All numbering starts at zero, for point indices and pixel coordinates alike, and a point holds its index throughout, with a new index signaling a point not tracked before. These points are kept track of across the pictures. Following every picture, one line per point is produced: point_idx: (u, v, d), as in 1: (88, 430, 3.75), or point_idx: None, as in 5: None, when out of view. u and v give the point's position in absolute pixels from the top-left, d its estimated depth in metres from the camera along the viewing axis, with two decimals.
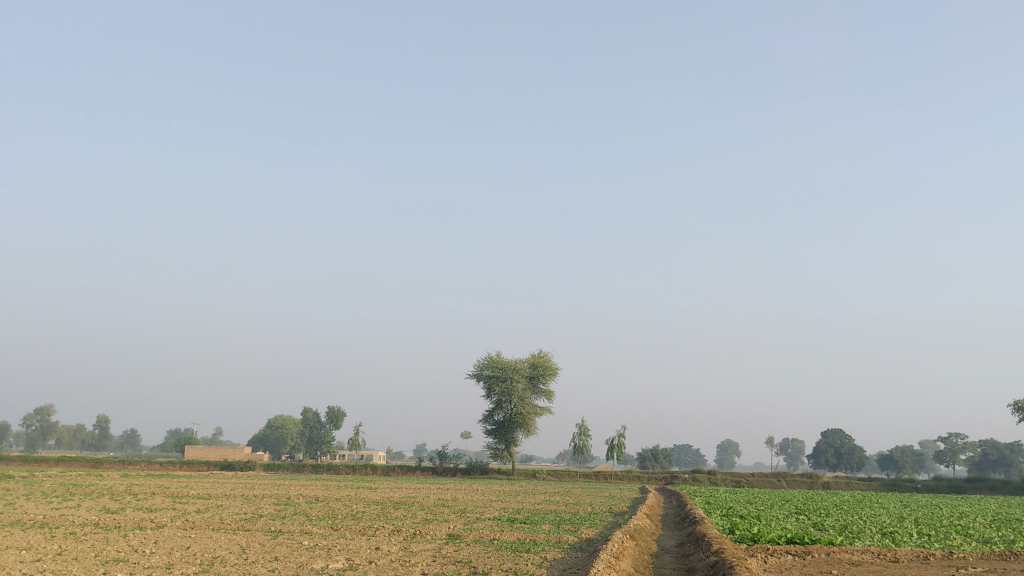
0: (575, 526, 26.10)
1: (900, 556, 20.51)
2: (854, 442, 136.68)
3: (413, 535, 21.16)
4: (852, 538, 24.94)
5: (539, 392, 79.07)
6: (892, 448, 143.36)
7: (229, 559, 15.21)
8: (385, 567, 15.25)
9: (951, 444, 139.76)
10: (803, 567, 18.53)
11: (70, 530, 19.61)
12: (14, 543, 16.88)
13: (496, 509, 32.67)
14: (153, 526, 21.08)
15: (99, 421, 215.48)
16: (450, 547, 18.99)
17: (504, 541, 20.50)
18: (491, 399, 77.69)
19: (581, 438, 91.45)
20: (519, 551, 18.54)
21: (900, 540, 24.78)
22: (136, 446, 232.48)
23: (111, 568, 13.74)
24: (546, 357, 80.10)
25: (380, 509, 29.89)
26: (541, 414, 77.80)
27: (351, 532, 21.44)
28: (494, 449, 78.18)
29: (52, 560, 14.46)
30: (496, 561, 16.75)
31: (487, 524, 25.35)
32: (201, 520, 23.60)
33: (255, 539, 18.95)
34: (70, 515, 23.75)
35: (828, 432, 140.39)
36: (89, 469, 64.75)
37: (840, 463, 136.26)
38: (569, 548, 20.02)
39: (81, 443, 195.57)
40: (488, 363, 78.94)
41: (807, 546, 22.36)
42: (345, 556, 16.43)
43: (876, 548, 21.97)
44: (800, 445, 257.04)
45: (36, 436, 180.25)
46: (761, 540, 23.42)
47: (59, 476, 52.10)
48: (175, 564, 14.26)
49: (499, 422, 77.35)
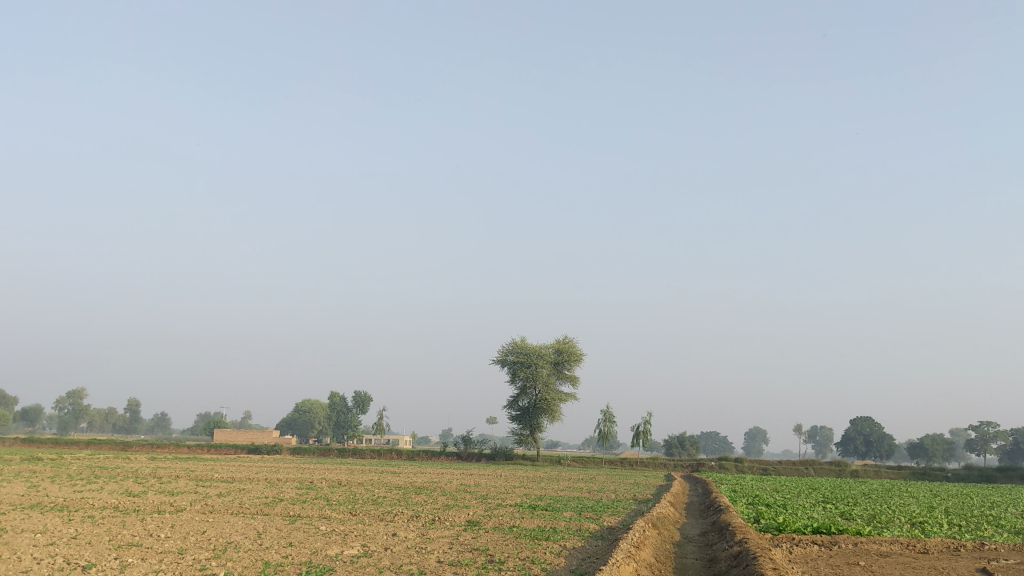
0: (597, 514, 25.67)
1: (930, 548, 19.98)
2: (883, 430, 135.41)
3: (432, 522, 20.88)
4: (880, 527, 24.41)
5: (563, 377, 78.71)
6: (922, 436, 141.47)
7: (241, 546, 14.98)
8: (400, 554, 14.98)
9: (982, 433, 137.72)
10: (830, 557, 18.16)
11: (86, 513, 19.64)
12: (29, 526, 16.85)
13: (518, 497, 32.34)
14: (172, 510, 21.05)
15: (129, 405, 219.22)
16: (468, 534, 18.70)
17: (523, 528, 20.18)
18: (515, 384, 77.49)
19: (607, 424, 91.19)
20: (537, 539, 18.25)
21: (929, 531, 24.20)
22: (167, 430, 235.28)
23: (123, 553, 13.58)
24: (571, 343, 79.66)
25: (401, 494, 29.81)
26: (566, 401, 77.41)
27: (369, 518, 21.28)
28: (518, 435, 77.96)
29: (65, 544, 14.39)
30: (514, 549, 16.46)
31: (509, 511, 25.12)
32: (221, 504, 23.45)
33: (273, 525, 18.82)
34: (89, 498, 23.68)
35: (856, 419, 139.14)
36: (119, 452, 65.35)
37: (869, 451, 134.90)
38: (589, 536, 19.72)
39: (113, 426, 198.31)
40: (512, 349, 78.73)
41: (834, 535, 21.91)
42: (360, 542, 16.20)
43: (905, 538, 21.47)
44: (828, 432, 254.71)
45: (68, 419, 183.41)
46: (786, 530, 22.88)
47: (84, 459, 52.53)
48: (188, 550, 14.11)
49: (524, 408, 77.15)
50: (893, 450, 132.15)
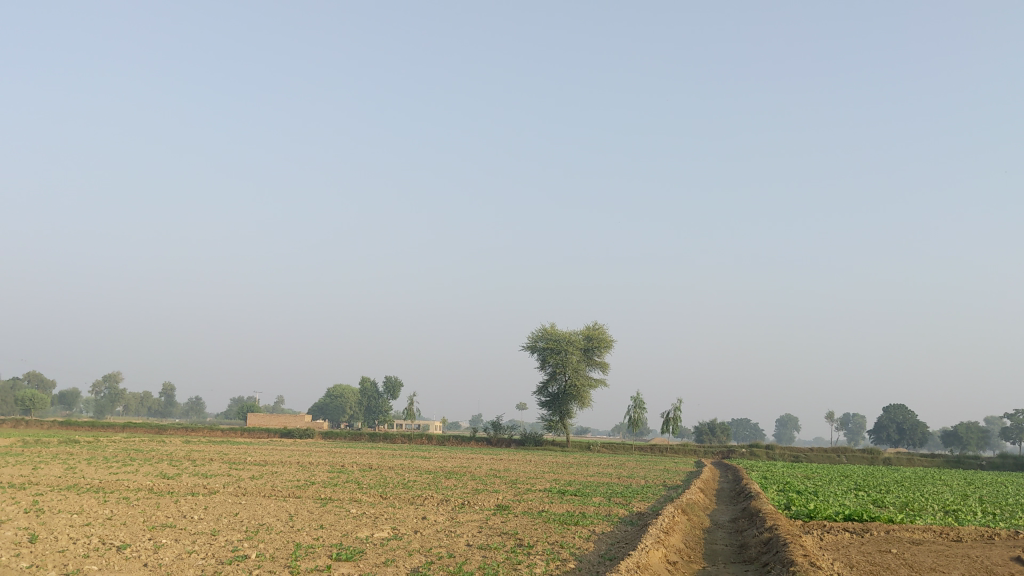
0: (627, 500, 25.67)
1: (963, 536, 19.76)
2: (917, 418, 133.83)
3: (461, 506, 20.98)
4: (913, 516, 24.15)
5: (594, 364, 78.58)
6: (956, 424, 139.80)
7: (273, 528, 15.15)
8: (429, 538, 15.08)
9: (1018, 422, 136.00)
10: (861, 544, 18.00)
11: (123, 494, 20.02)
12: (66, 507, 17.18)
13: (548, 481, 32.38)
14: (206, 492, 21.38)
15: (164, 389, 222.39)
16: (498, 518, 18.80)
17: (552, 513, 20.24)
18: (545, 370, 77.54)
19: (637, 411, 91.00)
20: (567, 524, 18.29)
21: (963, 519, 23.91)
22: (201, 414, 238.46)
23: (157, 534, 13.79)
24: (602, 329, 79.48)
25: (431, 479, 30.04)
26: (596, 387, 77.29)
27: (399, 501, 21.44)
28: (548, 421, 78.03)
29: (101, 525, 14.65)
30: (543, 534, 16.51)
31: (539, 496, 25.27)
32: (253, 486, 23.74)
33: (304, 507, 19.00)
34: (124, 480, 24.07)
35: (889, 406, 137.70)
36: (154, 435, 66.26)
37: (902, 439, 133.61)
38: (618, 522, 19.72)
39: (147, 410, 201.33)
40: (542, 335, 78.71)
41: (865, 523, 21.73)
42: (390, 525, 16.33)
43: (938, 527, 21.22)
44: (861, 419, 252.44)
45: (104, 402, 186.40)
46: (817, 517, 22.75)
47: (120, 442, 53.27)
48: (221, 531, 14.31)
49: (554, 394, 77.17)
50: (927, 438, 130.76)
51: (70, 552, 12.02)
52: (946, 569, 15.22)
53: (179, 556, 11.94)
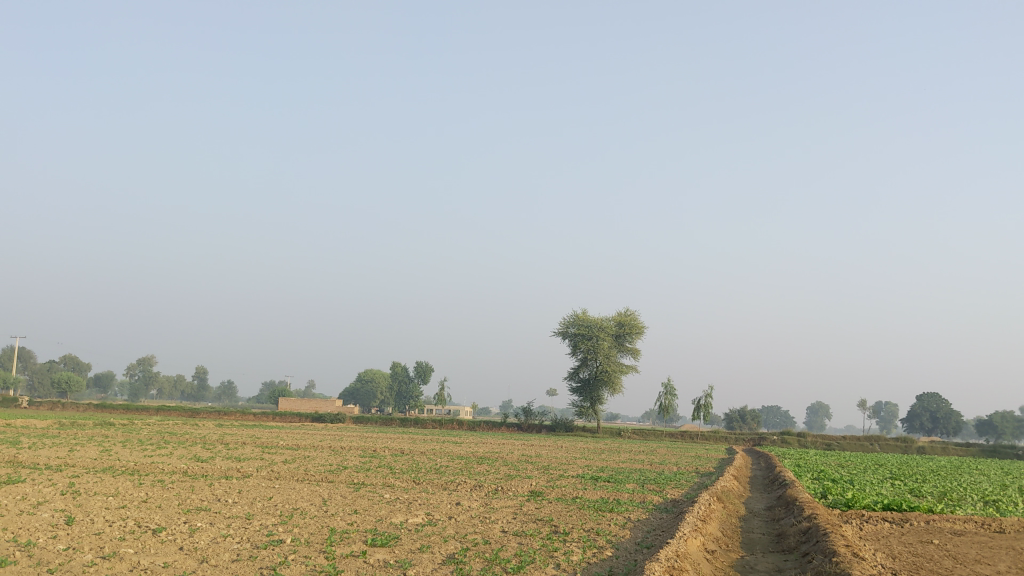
0: (661, 487, 25.40)
1: (1005, 527, 19.33)
2: (950, 406, 132.07)
3: (494, 492, 20.81)
4: (953, 505, 23.65)
5: (625, 350, 78.23)
6: (991, 413, 137.54)
7: (307, 512, 15.12)
8: (464, 524, 14.94)
9: None
10: (901, 535, 17.62)
11: (158, 476, 20.13)
12: (101, 489, 17.31)
13: (580, 467, 32.27)
14: (240, 476, 21.47)
15: (198, 372, 225.57)
16: (531, 504, 18.65)
17: (586, 500, 20.00)
18: (576, 356, 77.30)
19: (668, 397, 90.50)
20: (601, 511, 18.05)
21: (1004, 509, 23.43)
22: (233, 397, 241.09)
23: (192, 517, 13.78)
24: (633, 315, 79.09)
25: (463, 464, 30.02)
26: (627, 373, 76.94)
27: (432, 486, 21.35)
28: (579, 407, 77.79)
29: (136, 508, 14.64)
30: (577, 520, 16.27)
31: (573, 482, 25.08)
32: (287, 470, 23.80)
33: (338, 492, 18.95)
34: (159, 463, 24.20)
35: (923, 395, 135.86)
36: (188, 418, 67.03)
37: (936, 427, 131.82)
38: (653, 509, 19.41)
39: (180, 393, 204.09)
40: (573, 321, 78.47)
41: (904, 513, 21.30)
42: (425, 511, 16.20)
43: (980, 518, 20.71)
44: (894, 408, 250.00)
45: (138, 384, 189.06)
46: (856, 506, 22.35)
47: (155, 425, 53.87)
48: (255, 515, 14.24)
49: (585, 379, 76.89)
50: (961, 427, 128.92)
51: (106, 535, 11.98)
52: (991, 561, 14.79)
53: (214, 540, 11.88)
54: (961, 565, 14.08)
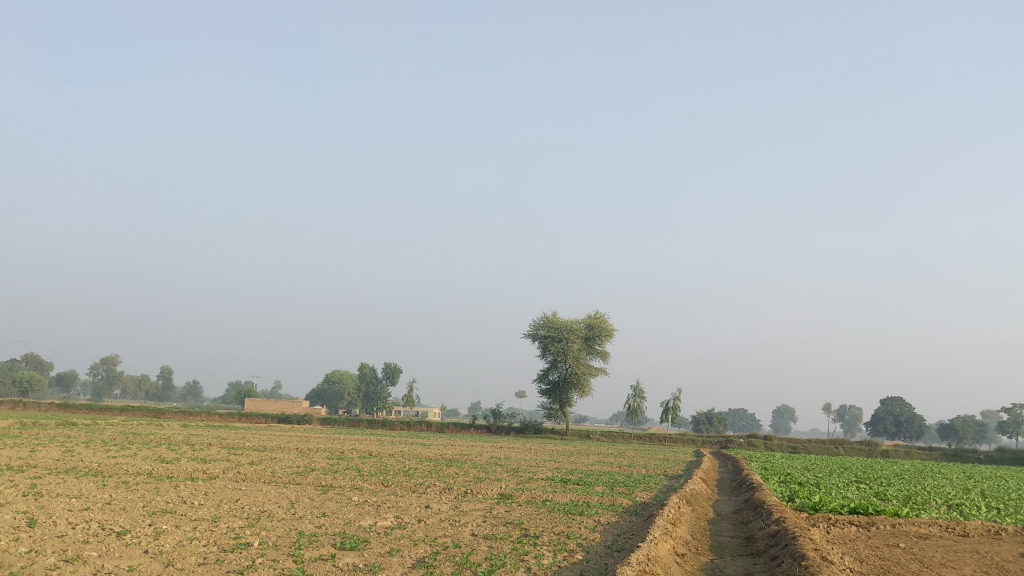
0: (629, 490, 25.41)
1: (969, 531, 19.59)
2: (914, 410, 133.67)
3: (463, 494, 20.73)
4: (917, 509, 23.93)
5: (594, 352, 78.40)
6: (953, 418, 139.54)
7: (275, 514, 14.91)
8: (434, 527, 14.83)
9: (1016, 415, 136.12)
10: (868, 538, 17.77)
11: (121, 478, 19.82)
12: (64, 490, 16.91)
13: (549, 469, 32.28)
14: (206, 477, 21.22)
15: (163, 371, 222.88)
16: (502, 507, 18.58)
17: (557, 503, 19.98)
18: (546, 358, 77.28)
19: (637, 399, 90.81)
20: (572, 514, 18.05)
21: (969, 513, 23.72)
22: (198, 398, 238.33)
23: (158, 519, 13.52)
24: (603, 318, 79.32)
25: (433, 466, 29.93)
26: (596, 375, 77.07)
27: (401, 489, 21.20)
28: (548, 409, 77.83)
29: (100, 510, 14.36)
30: (548, 523, 16.24)
31: (543, 485, 25.07)
32: (253, 471, 23.55)
33: (305, 494, 18.76)
34: (124, 464, 23.83)
35: (887, 399, 137.43)
36: (153, 418, 66.21)
37: (899, 431, 133.39)
38: (623, 512, 19.44)
39: (144, 393, 201.52)
40: (543, 323, 78.50)
41: (870, 516, 21.49)
42: (394, 514, 16.05)
43: (945, 521, 20.96)
44: (858, 411, 252.76)
45: (102, 385, 186.47)
46: (822, 509, 22.53)
47: (118, 425, 53.18)
48: (222, 518, 14.01)
49: (554, 381, 76.90)
50: (924, 431, 130.44)
51: (70, 537, 11.74)
52: (956, 564, 14.94)
53: (180, 543, 11.66)
54: (927, 568, 14.26)
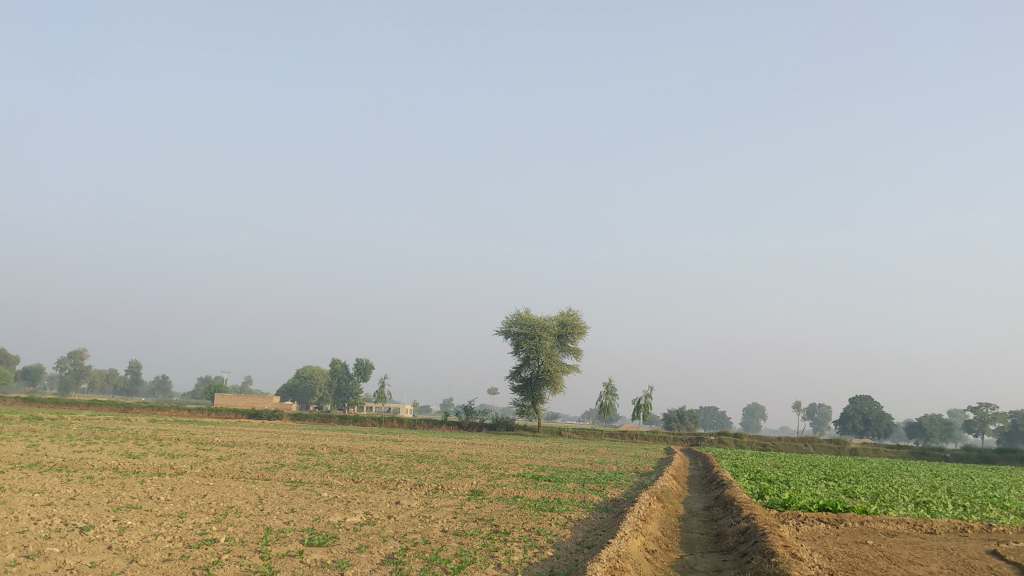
0: (600, 487, 25.44)
1: (936, 528, 19.81)
2: (882, 409, 135.28)
3: (434, 490, 20.66)
4: (885, 507, 24.17)
5: (567, 349, 78.52)
6: (920, 417, 141.44)
7: (243, 511, 14.71)
8: (404, 523, 14.73)
9: (981, 414, 138.31)
10: (836, 535, 17.92)
11: (87, 473, 19.53)
12: (27, 485, 16.60)
13: (521, 466, 32.27)
14: (173, 472, 20.97)
15: (132, 366, 220.20)
16: (473, 503, 18.53)
17: (528, 499, 19.96)
18: (518, 355, 77.26)
19: (608, 396, 91.09)
20: (542, 511, 18.04)
21: (935, 511, 23.99)
22: (167, 392, 235.97)
23: (122, 515, 13.29)
24: (576, 315, 79.46)
25: (404, 462, 29.84)
26: (568, 372, 77.18)
27: (371, 485, 21.06)
28: (520, 406, 77.86)
29: (63, 505, 14.11)
30: (519, 520, 16.20)
31: (514, 481, 25.07)
32: (221, 467, 23.31)
33: (273, 490, 18.60)
34: (89, 459, 23.48)
35: (856, 398, 138.97)
36: (120, 413, 65.39)
37: (867, 430, 134.95)
38: (593, 509, 19.48)
39: (113, 388, 199.44)
40: (516, 320, 78.48)
41: (839, 513, 21.72)
42: (363, 510, 15.94)
43: (912, 519, 21.19)
44: (827, 410, 255.25)
45: (69, 378, 184.21)
46: (792, 506, 22.68)
47: (85, 420, 52.38)
48: (189, 514, 13.81)
49: (527, 379, 76.92)
50: (891, 430, 132.04)
51: (31, 533, 11.51)
52: (923, 561, 15.08)
53: (145, 539, 11.45)
54: (895, 566, 14.35)
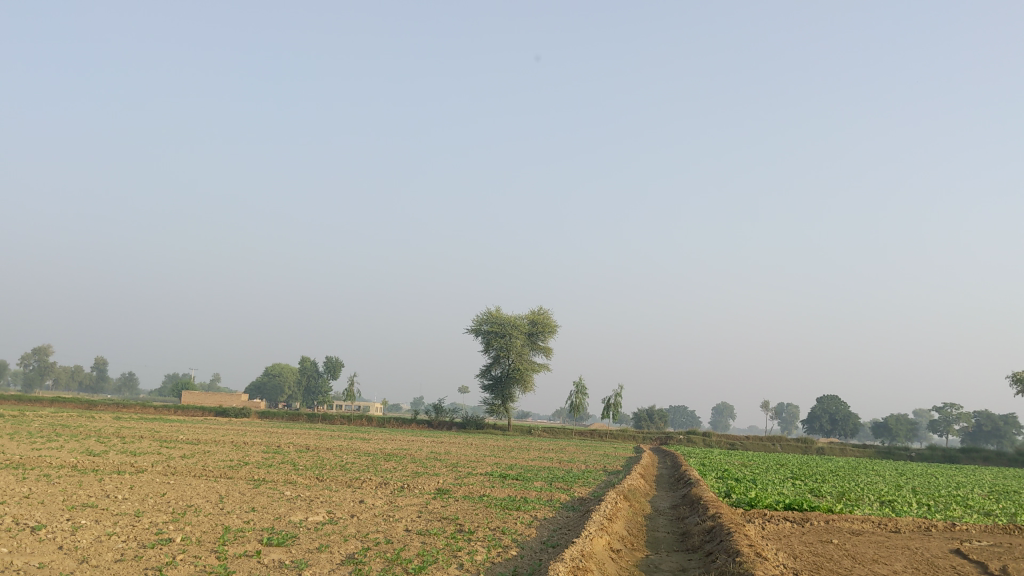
0: (568, 485, 25.33)
1: (901, 527, 19.89)
2: (848, 409, 136.68)
3: (400, 489, 20.43)
4: (850, 505, 24.29)
5: (537, 348, 78.51)
6: (886, 416, 143.07)
7: (201, 509, 14.42)
8: (365, 522, 14.51)
9: (946, 414, 140.16)
10: (802, 534, 17.94)
11: (43, 471, 19.12)
12: None
13: (489, 464, 32.12)
14: (133, 471, 20.57)
15: (98, 363, 216.94)
16: (438, 503, 18.35)
17: (493, 498, 19.84)
18: (489, 354, 77.13)
19: (577, 395, 91.26)
20: (508, 509, 17.91)
21: (899, 509, 24.12)
22: (133, 389, 233.14)
23: (76, 514, 12.97)
24: (546, 314, 79.47)
25: (371, 461, 29.55)
26: (539, 371, 77.18)
27: (336, 484, 20.79)
28: (490, 405, 77.70)
29: (17, 504, 13.75)
30: (484, 519, 16.05)
31: (481, 480, 24.92)
32: (184, 465, 22.91)
33: (236, 488, 18.31)
34: (47, 456, 22.96)
35: (823, 398, 140.39)
36: (84, 410, 64.35)
37: (834, 429, 136.30)
38: (560, 508, 19.35)
39: (78, 385, 196.57)
40: (486, 318, 78.35)
41: (805, 512, 21.78)
42: (326, 509, 15.71)
43: (877, 518, 21.27)
44: (794, 409, 257.74)
45: (34, 375, 181.19)
46: (759, 505, 22.71)
47: (48, 417, 51.56)
48: (146, 513, 13.50)
49: (497, 377, 76.81)
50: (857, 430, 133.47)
51: None
52: (888, 560, 15.08)
53: (98, 539, 11.17)
54: (860, 565, 14.30)
